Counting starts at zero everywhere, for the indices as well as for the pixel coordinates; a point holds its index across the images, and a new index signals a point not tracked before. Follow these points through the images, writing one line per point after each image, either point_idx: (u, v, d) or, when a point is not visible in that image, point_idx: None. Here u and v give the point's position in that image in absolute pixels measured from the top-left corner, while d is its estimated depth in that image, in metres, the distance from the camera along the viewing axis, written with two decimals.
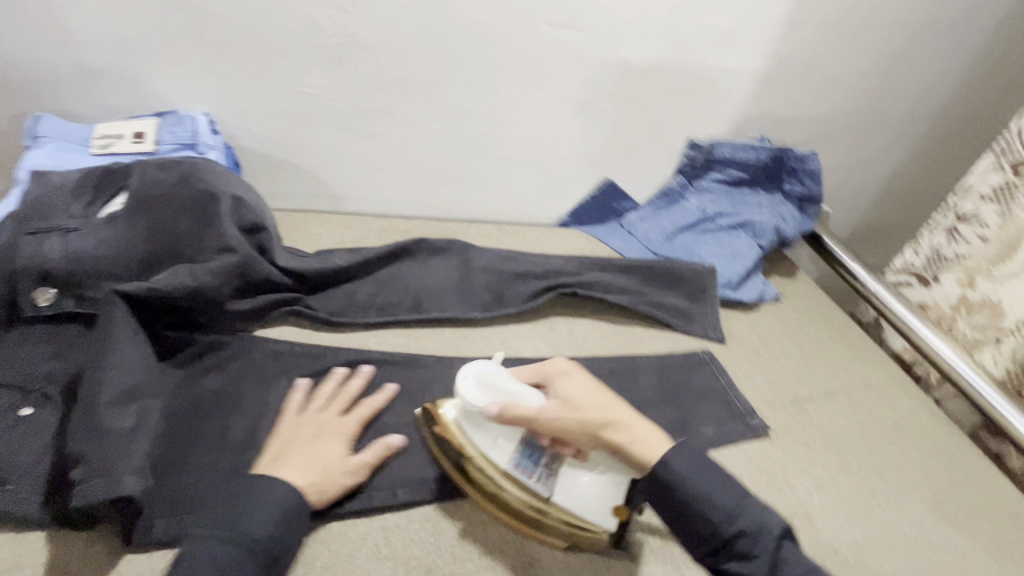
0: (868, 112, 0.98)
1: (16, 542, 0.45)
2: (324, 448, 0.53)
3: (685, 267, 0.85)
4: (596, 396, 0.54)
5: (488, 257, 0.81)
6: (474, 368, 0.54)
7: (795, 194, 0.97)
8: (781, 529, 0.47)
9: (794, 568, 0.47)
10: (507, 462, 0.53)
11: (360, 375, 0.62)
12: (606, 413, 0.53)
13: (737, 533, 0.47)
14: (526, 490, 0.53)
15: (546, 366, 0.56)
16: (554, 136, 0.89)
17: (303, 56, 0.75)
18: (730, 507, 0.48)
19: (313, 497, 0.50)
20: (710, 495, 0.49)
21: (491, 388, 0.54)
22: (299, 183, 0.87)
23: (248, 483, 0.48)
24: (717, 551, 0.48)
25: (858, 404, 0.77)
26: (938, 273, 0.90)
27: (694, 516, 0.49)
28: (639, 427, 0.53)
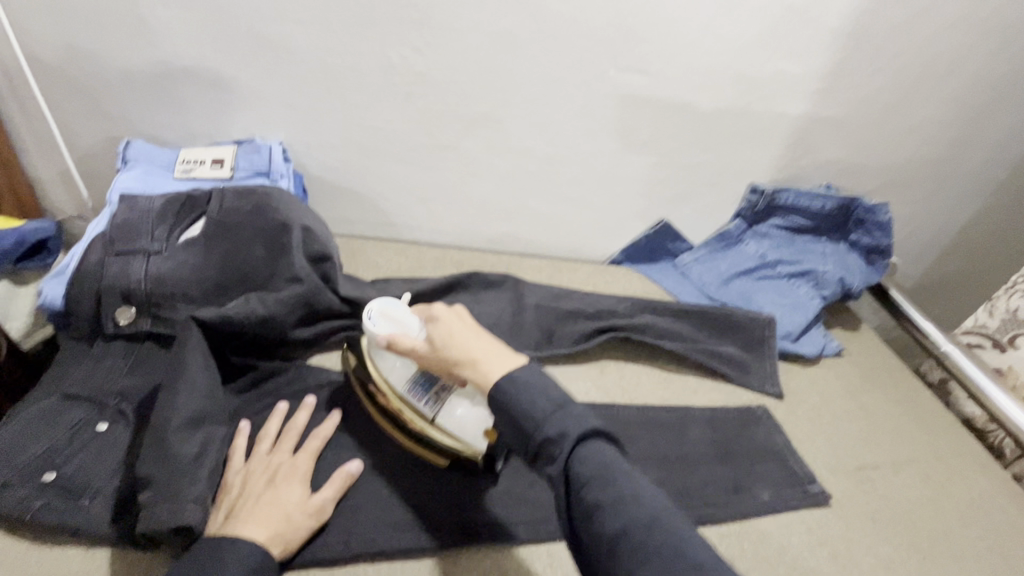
0: (945, 163, 0.93)
1: (86, 558, 0.46)
2: (280, 495, 0.50)
3: (743, 315, 0.83)
4: (467, 333, 0.52)
5: (541, 294, 0.81)
6: (379, 304, 0.59)
7: (863, 245, 0.93)
8: (584, 432, 0.43)
9: (590, 468, 0.42)
10: (403, 387, 0.57)
11: (305, 407, 0.57)
12: (464, 348, 0.51)
13: (544, 438, 0.43)
14: (418, 413, 0.56)
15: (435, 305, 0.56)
16: (612, 175, 0.89)
17: (375, 92, 0.77)
18: (540, 413, 0.44)
19: (276, 552, 0.47)
20: (526, 401, 0.45)
21: (390, 321, 0.58)
22: (361, 211, 0.90)
23: (204, 547, 0.44)
24: (533, 458, 0.44)
25: (930, 476, 0.72)
26: (1014, 337, 0.83)
27: (514, 422, 0.45)
28: (489, 359, 0.50)
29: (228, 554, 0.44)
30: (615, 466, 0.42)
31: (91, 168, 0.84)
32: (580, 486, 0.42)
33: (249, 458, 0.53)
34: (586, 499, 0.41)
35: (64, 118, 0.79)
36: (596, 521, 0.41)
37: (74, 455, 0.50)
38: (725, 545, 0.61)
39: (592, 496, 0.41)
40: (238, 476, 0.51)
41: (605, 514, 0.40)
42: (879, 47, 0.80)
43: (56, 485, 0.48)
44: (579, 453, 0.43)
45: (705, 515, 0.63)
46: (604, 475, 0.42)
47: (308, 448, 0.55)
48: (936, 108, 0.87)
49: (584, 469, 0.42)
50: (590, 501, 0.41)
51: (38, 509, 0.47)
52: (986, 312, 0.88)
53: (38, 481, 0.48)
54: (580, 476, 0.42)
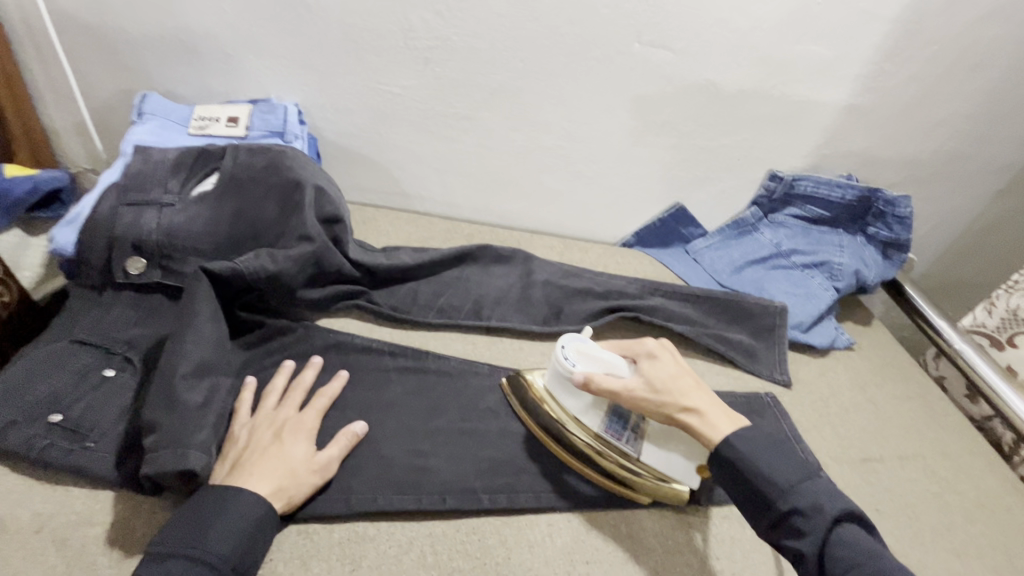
0: (973, 158, 0.91)
1: (89, 499, 0.46)
2: (285, 450, 0.49)
3: (755, 302, 0.81)
4: (683, 380, 0.54)
5: (551, 270, 0.80)
6: (572, 340, 0.57)
7: (881, 238, 0.91)
8: (839, 512, 0.46)
9: (845, 552, 0.44)
10: (600, 426, 0.55)
11: (311, 366, 0.58)
12: (690, 397, 0.53)
13: (793, 510, 0.46)
14: (619, 453, 0.55)
15: (641, 343, 0.56)
16: (629, 155, 0.87)
17: (394, 57, 0.76)
18: (786, 485, 0.47)
19: (279, 505, 0.47)
20: (772, 471, 0.48)
21: (589, 358, 0.56)
22: (374, 178, 0.89)
23: (207, 496, 0.44)
24: (774, 527, 0.47)
25: (936, 472, 0.71)
26: (1014, 336, 0.82)
27: (754, 489, 0.48)
28: (714, 412, 0.52)
29: (231, 505, 0.44)
30: (873, 553, 0.44)
31: (106, 121, 0.84)
32: (836, 566, 0.44)
33: (256, 413, 0.53)
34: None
35: (80, 68, 0.79)
36: None
37: (80, 398, 0.50)
38: None
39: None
40: (245, 430, 0.51)
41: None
42: (913, 33, 0.78)
43: (62, 425, 0.48)
44: (833, 534, 0.45)
45: None
46: (863, 561, 0.44)
47: (315, 406, 0.55)
48: (967, 99, 0.84)
49: (840, 551, 0.44)
50: None
51: (43, 448, 0.47)
52: (985, 311, 0.87)
53: (44, 421, 0.48)
54: (837, 557, 0.44)
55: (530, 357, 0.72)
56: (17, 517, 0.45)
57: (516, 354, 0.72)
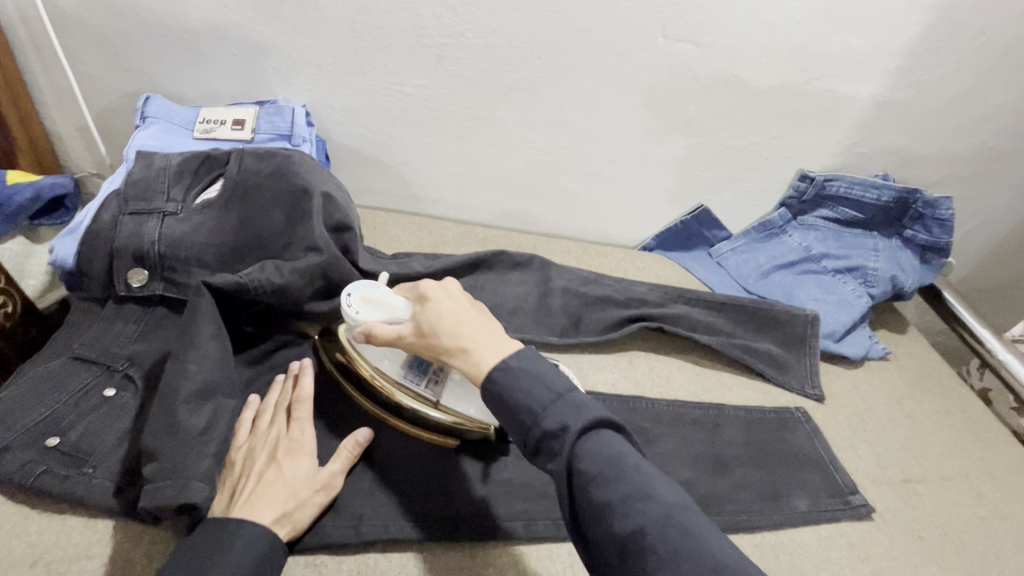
0: (1020, 156, 0.85)
1: (87, 528, 0.44)
2: (282, 472, 0.46)
3: (785, 310, 0.77)
4: (460, 317, 0.47)
5: (569, 277, 0.77)
6: (359, 286, 0.54)
7: (919, 242, 0.87)
8: (584, 424, 0.40)
9: (590, 463, 0.39)
10: (398, 374, 0.53)
11: (305, 372, 0.53)
12: (456, 335, 0.46)
13: (546, 432, 0.40)
14: (420, 399, 0.53)
15: (421, 284, 0.50)
16: (651, 155, 0.83)
17: (405, 55, 0.73)
18: (540, 405, 0.41)
19: (285, 531, 0.45)
20: (527, 390, 0.42)
21: (374, 304, 0.53)
22: (385, 181, 0.86)
23: (210, 531, 0.41)
24: (534, 453, 0.42)
25: (981, 494, 0.66)
26: None
27: (513, 416, 0.42)
28: (481, 346, 0.46)
29: (235, 540, 0.41)
30: (623, 459, 0.39)
31: (111, 125, 0.82)
32: (586, 482, 0.39)
33: (250, 434, 0.50)
34: (593, 496, 0.38)
35: (83, 71, 0.77)
36: (605, 521, 0.38)
37: (79, 420, 0.48)
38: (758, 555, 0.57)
39: (600, 494, 0.38)
40: (240, 453, 0.48)
41: (614, 513, 0.37)
42: (961, 22, 0.72)
43: (59, 450, 0.46)
44: (581, 445, 0.40)
45: (738, 522, 0.58)
46: (611, 471, 0.38)
47: (308, 417, 0.51)
48: (1017, 93, 0.79)
49: (589, 464, 0.39)
50: (598, 498, 0.38)
51: (39, 474, 0.44)
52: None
53: (41, 446, 0.46)
54: (585, 473, 0.39)
55: None
56: (12, 550, 0.43)
57: None
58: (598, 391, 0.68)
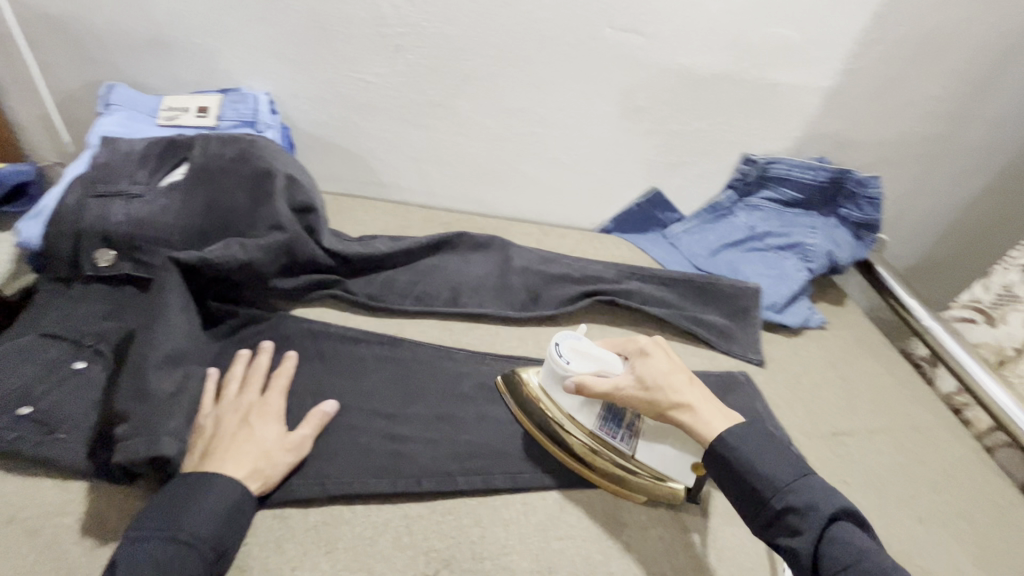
0: (941, 140, 0.93)
1: (61, 489, 0.46)
2: (255, 433, 0.50)
3: (728, 283, 0.83)
4: (674, 376, 0.54)
5: (528, 257, 0.81)
6: (566, 338, 0.58)
7: (852, 220, 0.93)
8: (835, 511, 0.45)
9: (839, 554, 0.43)
10: (592, 423, 0.56)
11: (263, 350, 0.57)
12: (679, 394, 0.52)
13: (787, 508, 0.46)
14: (615, 450, 0.55)
15: (639, 339, 0.56)
16: (605, 141, 0.88)
17: (367, 44, 0.76)
18: (782, 482, 0.47)
19: (256, 486, 0.47)
20: (768, 468, 0.48)
21: (584, 356, 0.56)
22: (350, 169, 0.89)
23: (180, 485, 0.44)
24: (766, 526, 0.47)
25: (903, 444, 0.73)
26: (1006, 314, 0.83)
27: (749, 488, 0.48)
28: (706, 408, 0.52)
29: (208, 489, 0.44)
30: (869, 553, 0.43)
31: (74, 114, 0.83)
32: (830, 567, 0.43)
33: (217, 402, 0.52)
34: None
35: (44, 60, 0.77)
36: None
37: (50, 389, 0.50)
38: None
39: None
40: (209, 418, 0.50)
41: None
42: (881, 15, 0.79)
43: (32, 418, 0.48)
44: (830, 532, 0.45)
45: None
46: (854, 560, 0.43)
47: (276, 388, 0.55)
48: (934, 81, 0.86)
49: (835, 549, 0.44)
50: None
51: (13, 440, 0.46)
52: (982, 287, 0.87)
53: (14, 414, 0.48)
54: (830, 556, 0.43)
55: (508, 343, 0.73)
56: None
57: (494, 339, 0.72)
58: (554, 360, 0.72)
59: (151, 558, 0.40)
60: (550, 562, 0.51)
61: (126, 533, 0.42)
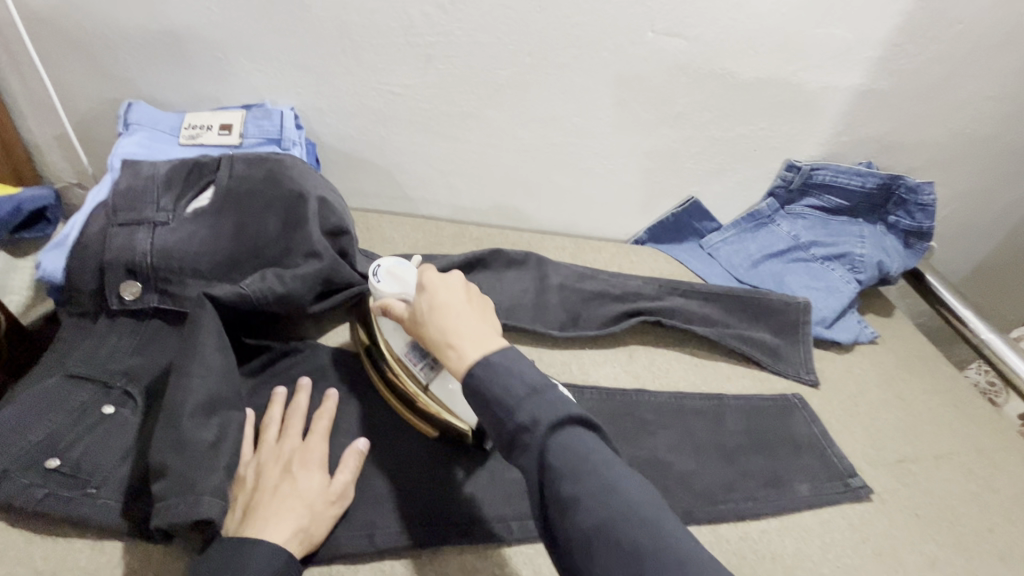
0: (997, 141, 0.87)
1: (94, 551, 0.43)
2: (296, 486, 0.46)
3: (776, 298, 0.78)
4: (455, 311, 0.48)
5: (566, 274, 0.77)
6: (386, 262, 0.56)
7: (902, 227, 0.89)
8: (568, 416, 0.40)
9: (561, 456, 0.39)
10: (399, 350, 0.54)
11: (302, 389, 0.54)
12: (443, 327, 0.47)
13: (521, 425, 0.40)
14: (415, 379, 0.54)
15: (428, 272, 0.51)
16: (641, 149, 0.84)
17: (392, 54, 0.72)
18: (514, 398, 0.41)
19: (298, 547, 0.44)
20: (500, 385, 0.41)
21: (394, 279, 0.54)
22: (375, 183, 0.85)
23: (220, 553, 0.41)
24: (508, 450, 0.41)
25: (971, 469, 0.68)
26: None
27: (489, 411, 0.42)
28: (467, 339, 0.45)
29: (250, 558, 0.40)
30: (592, 455, 0.39)
31: (92, 132, 0.79)
32: (553, 478, 0.38)
33: (258, 449, 0.49)
34: (560, 492, 0.38)
35: (62, 80, 0.74)
36: (571, 517, 0.37)
37: (79, 439, 0.47)
38: (764, 540, 0.57)
39: (567, 489, 0.38)
40: (250, 468, 0.47)
41: (580, 507, 0.37)
42: (938, 12, 0.74)
43: (60, 471, 0.45)
44: (556, 444, 0.39)
45: (743, 510, 0.58)
46: (579, 466, 0.38)
47: (318, 429, 0.51)
48: (992, 80, 0.81)
49: (557, 459, 0.38)
50: (565, 494, 0.38)
51: (41, 498, 0.43)
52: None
53: (41, 468, 0.44)
54: (553, 469, 0.38)
55: (550, 367, 0.70)
56: None
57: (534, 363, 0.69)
58: (599, 385, 0.68)
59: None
60: None
61: None
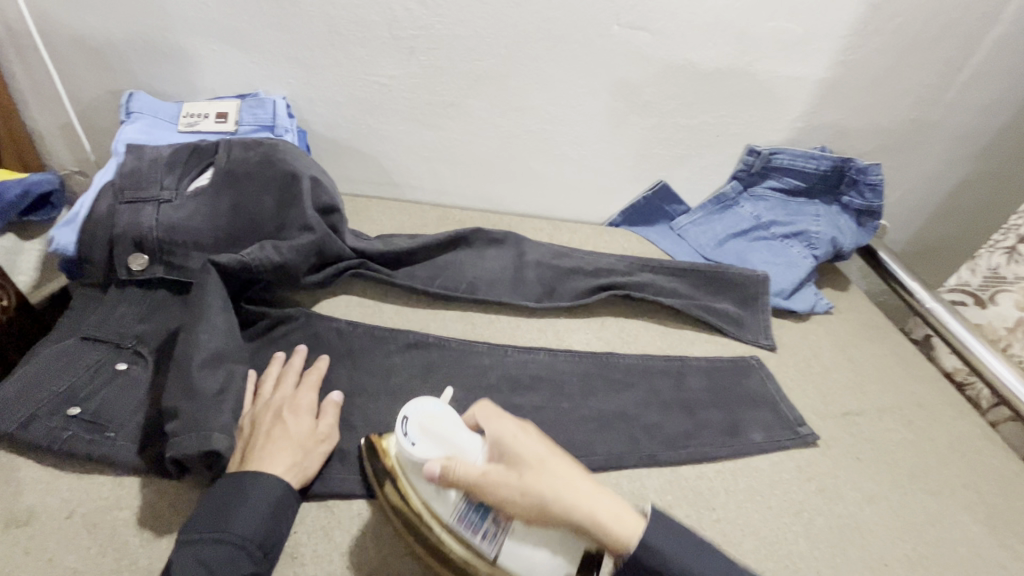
0: (937, 126, 0.95)
1: (115, 485, 0.48)
2: (287, 429, 0.52)
3: (737, 271, 0.85)
4: (558, 467, 0.47)
5: (542, 251, 0.83)
6: (419, 411, 0.51)
7: (855, 207, 0.96)
8: None
9: None
10: (450, 515, 0.48)
11: (299, 351, 0.60)
12: (564, 483, 0.46)
13: None
14: (471, 548, 0.48)
15: (500, 422, 0.50)
16: (612, 136, 0.90)
17: (379, 48, 0.77)
18: (693, 555, 0.44)
19: (293, 479, 0.49)
20: (671, 543, 0.45)
21: (432, 435, 0.50)
22: (364, 169, 0.91)
23: (227, 485, 0.46)
24: None
25: (911, 421, 0.75)
26: (996, 294, 0.86)
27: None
28: (594, 495, 0.46)
29: (250, 488, 0.46)
30: None
31: (93, 122, 0.84)
32: None
33: (255, 403, 0.55)
34: None
35: (66, 72, 0.79)
36: None
37: (97, 390, 0.52)
38: (719, 480, 0.63)
39: None
40: (248, 419, 0.53)
41: None
42: (878, 6, 0.81)
43: (81, 417, 0.50)
44: None
45: (702, 454, 0.65)
46: None
47: (309, 383, 0.57)
48: (930, 69, 0.88)
49: None
50: None
51: (65, 439, 0.48)
52: (970, 270, 0.91)
53: (64, 414, 0.49)
54: None
55: (528, 334, 0.75)
56: (46, 506, 0.46)
57: (513, 331, 0.75)
58: (573, 350, 0.74)
59: (203, 564, 0.42)
60: None
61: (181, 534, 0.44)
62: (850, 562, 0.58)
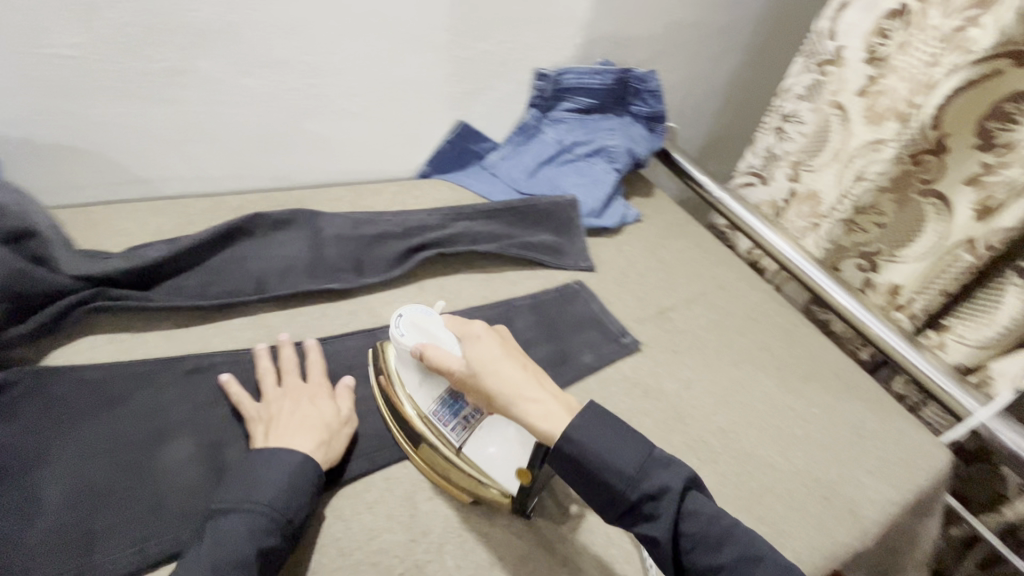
0: (698, 26, 1.01)
1: None
2: (314, 411, 0.54)
3: (547, 201, 0.86)
4: (502, 370, 0.52)
5: (340, 222, 0.74)
6: (410, 310, 0.59)
7: (643, 115, 1.00)
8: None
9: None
10: (428, 408, 0.56)
11: (284, 343, 0.60)
12: (498, 382, 0.51)
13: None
14: (446, 442, 0.55)
15: (473, 325, 0.56)
16: (391, 79, 0.82)
17: (39, 6, 0.58)
18: (633, 472, 0.46)
19: (321, 457, 0.51)
20: (615, 460, 0.46)
21: (418, 328, 0.57)
22: (88, 170, 0.72)
23: (259, 457, 0.48)
24: None
25: (715, 303, 0.83)
26: (772, 171, 0.94)
27: (601, 486, 0.46)
28: (539, 399, 0.50)
29: (284, 459, 0.48)
30: None
31: None
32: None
33: (265, 397, 0.56)
34: None
35: None
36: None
37: None
38: None
39: None
40: (265, 411, 0.54)
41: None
42: None
43: None
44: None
45: None
46: None
47: (318, 370, 0.59)
48: None
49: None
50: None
51: None
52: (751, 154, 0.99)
53: None
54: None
55: (338, 320, 0.68)
56: None
57: (321, 321, 0.67)
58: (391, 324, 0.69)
59: (245, 530, 0.44)
60: (424, 525, 0.53)
61: (215, 504, 0.46)
62: (675, 450, 0.64)
